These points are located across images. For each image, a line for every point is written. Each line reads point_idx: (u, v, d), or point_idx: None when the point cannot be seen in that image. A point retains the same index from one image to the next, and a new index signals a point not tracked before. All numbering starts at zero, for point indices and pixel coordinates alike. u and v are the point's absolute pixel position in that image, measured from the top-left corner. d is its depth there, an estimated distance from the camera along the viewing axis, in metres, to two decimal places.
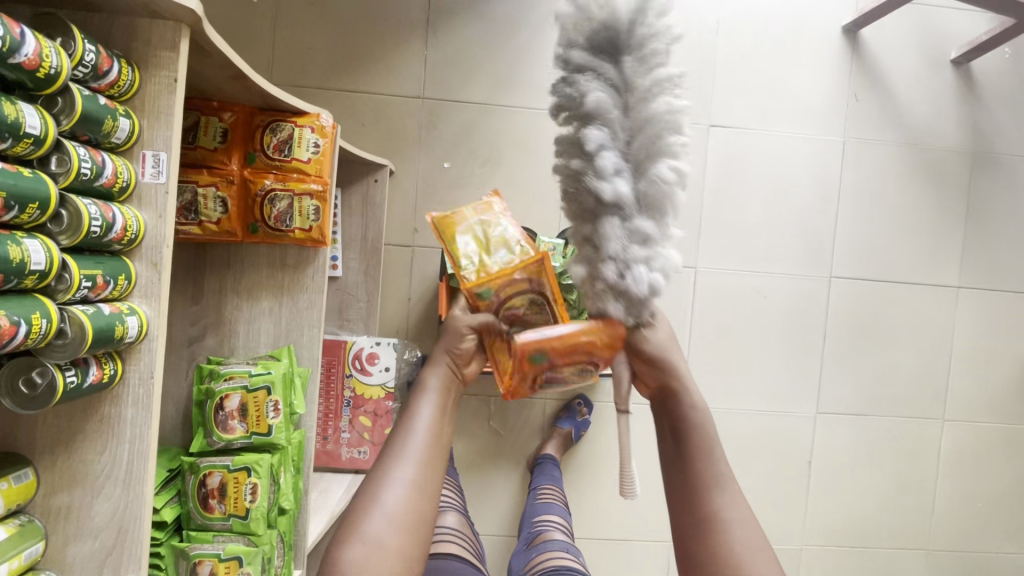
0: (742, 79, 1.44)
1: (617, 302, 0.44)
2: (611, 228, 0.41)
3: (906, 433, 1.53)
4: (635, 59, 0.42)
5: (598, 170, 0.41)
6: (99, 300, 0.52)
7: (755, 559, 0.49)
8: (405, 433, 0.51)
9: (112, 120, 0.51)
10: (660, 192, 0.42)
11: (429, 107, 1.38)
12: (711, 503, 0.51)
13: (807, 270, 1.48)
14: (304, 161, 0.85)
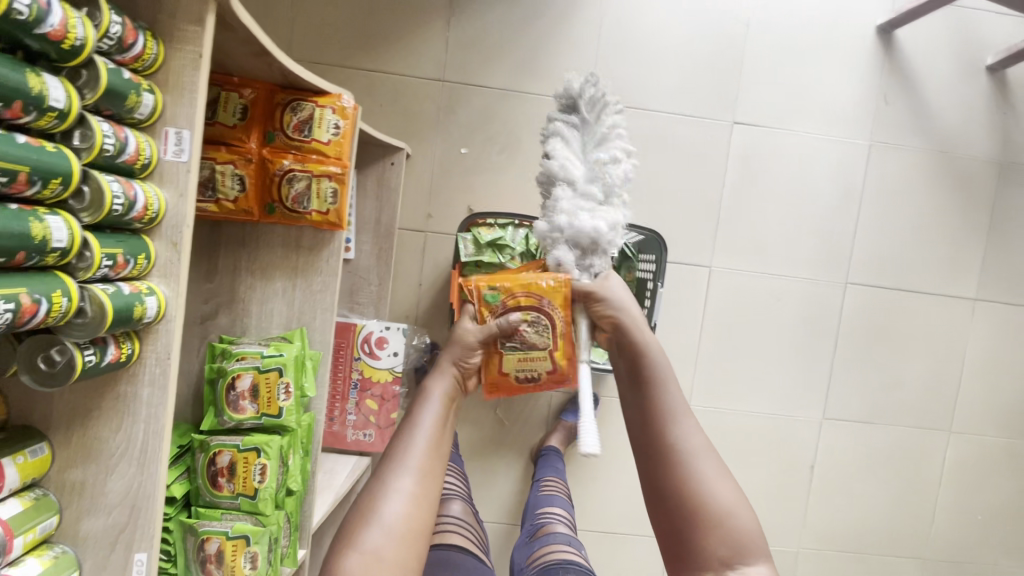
0: (770, 77, 1.41)
1: (567, 249, 0.66)
2: (560, 193, 0.65)
3: (910, 443, 1.53)
4: (588, 104, 0.67)
5: (558, 165, 0.66)
6: (119, 279, 0.51)
7: (712, 475, 0.58)
8: (408, 438, 0.60)
9: (136, 96, 0.50)
10: (602, 173, 0.65)
11: (449, 91, 1.35)
12: (667, 432, 0.61)
13: (823, 275, 1.46)
14: (324, 142, 0.83)
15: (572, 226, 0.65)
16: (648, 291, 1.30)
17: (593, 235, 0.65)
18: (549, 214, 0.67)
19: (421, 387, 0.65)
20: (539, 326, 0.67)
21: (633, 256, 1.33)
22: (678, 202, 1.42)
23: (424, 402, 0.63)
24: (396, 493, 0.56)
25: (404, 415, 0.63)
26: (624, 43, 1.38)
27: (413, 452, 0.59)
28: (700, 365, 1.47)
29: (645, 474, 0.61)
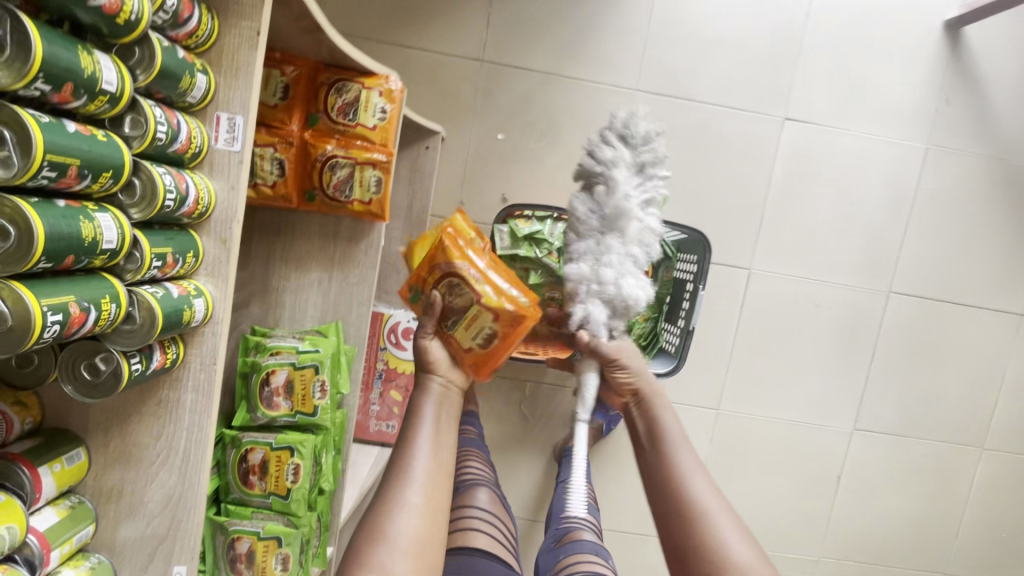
0: (826, 71, 1.33)
1: (599, 307, 0.83)
2: (612, 243, 0.83)
3: (941, 458, 1.49)
4: (644, 155, 0.85)
5: (611, 201, 0.83)
6: (166, 280, 0.47)
7: (734, 540, 0.69)
8: (409, 459, 0.69)
9: (190, 78, 0.45)
10: (644, 232, 0.84)
11: (488, 72, 1.28)
12: (689, 490, 0.73)
13: (865, 282, 1.41)
14: (369, 127, 0.78)
15: (615, 286, 0.83)
16: (687, 294, 1.25)
17: (632, 301, 0.84)
18: (594, 263, 0.83)
19: (416, 404, 0.74)
20: (455, 288, 0.78)
21: (672, 257, 1.28)
22: (720, 200, 1.36)
23: (421, 414, 0.73)
24: (405, 509, 0.65)
25: (403, 432, 0.72)
26: (675, 29, 1.30)
27: (417, 470, 0.68)
28: (732, 369, 1.43)
29: (671, 538, 0.72)
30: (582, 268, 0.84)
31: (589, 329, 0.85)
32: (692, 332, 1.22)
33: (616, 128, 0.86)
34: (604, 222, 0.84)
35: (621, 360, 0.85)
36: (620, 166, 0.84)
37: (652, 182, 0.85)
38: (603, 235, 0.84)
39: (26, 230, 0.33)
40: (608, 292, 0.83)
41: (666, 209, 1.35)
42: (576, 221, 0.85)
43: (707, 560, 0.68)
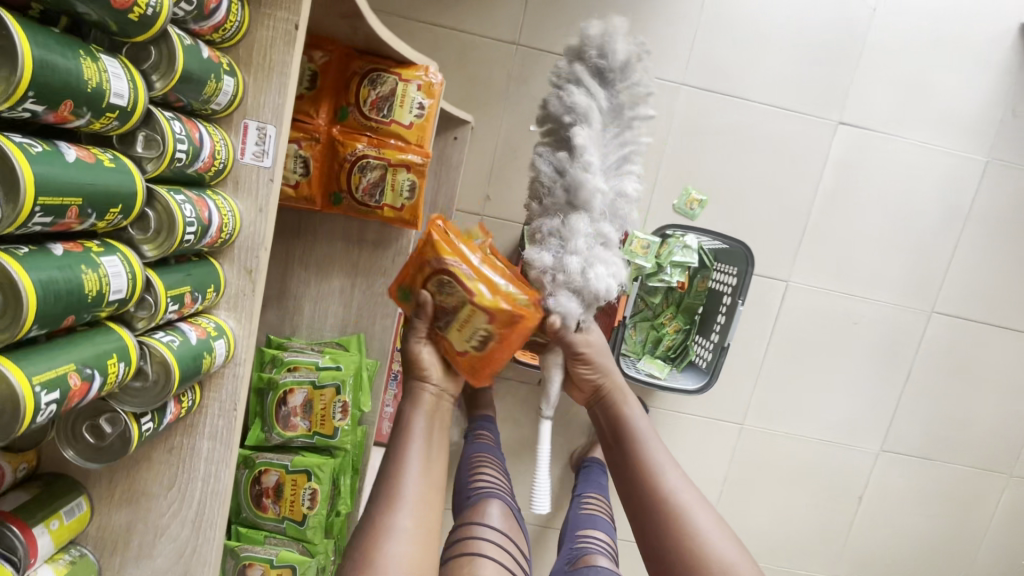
0: (887, 74, 1.24)
1: (570, 299, 0.67)
2: (579, 220, 0.67)
3: (969, 484, 1.44)
4: (621, 98, 0.69)
5: (582, 165, 0.67)
6: (183, 324, 0.47)
7: (712, 532, 0.71)
8: (399, 479, 0.63)
9: (218, 81, 0.47)
10: (619, 201, 0.69)
11: (523, 56, 1.18)
12: (663, 484, 0.74)
13: (906, 300, 1.34)
14: (405, 125, 0.69)
15: (586, 279, 0.67)
16: (724, 307, 1.18)
17: (603, 292, 0.68)
18: (558, 249, 0.67)
19: (403, 425, 0.67)
20: (444, 284, 0.65)
21: (709, 266, 1.21)
22: (763, 206, 1.27)
23: (411, 434, 0.66)
24: (397, 537, 0.60)
25: (389, 450, 0.66)
26: (729, 19, 1.19)
27: (408, 491, 0.63)
28: (760, 384, 1.37)
29: (651, 535, 0.73)
30: (548, 255, 0.67)
31: (562, 314, 0.68)
32: (727, 349, 1.15)
33: (589, 62, 0.69)
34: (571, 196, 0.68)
35: (589, 355, 0.77)
36: (593, 115, 0.68)
37: (626, 137, 0.70)
38: (571, 209, 0.68)
39: (11, 289, 0.31)
40: (577, 284, 0.68)
41: (704, 214, 1.27)
42: (539, 185, 0.70)
43: (688, 560, 0.70)
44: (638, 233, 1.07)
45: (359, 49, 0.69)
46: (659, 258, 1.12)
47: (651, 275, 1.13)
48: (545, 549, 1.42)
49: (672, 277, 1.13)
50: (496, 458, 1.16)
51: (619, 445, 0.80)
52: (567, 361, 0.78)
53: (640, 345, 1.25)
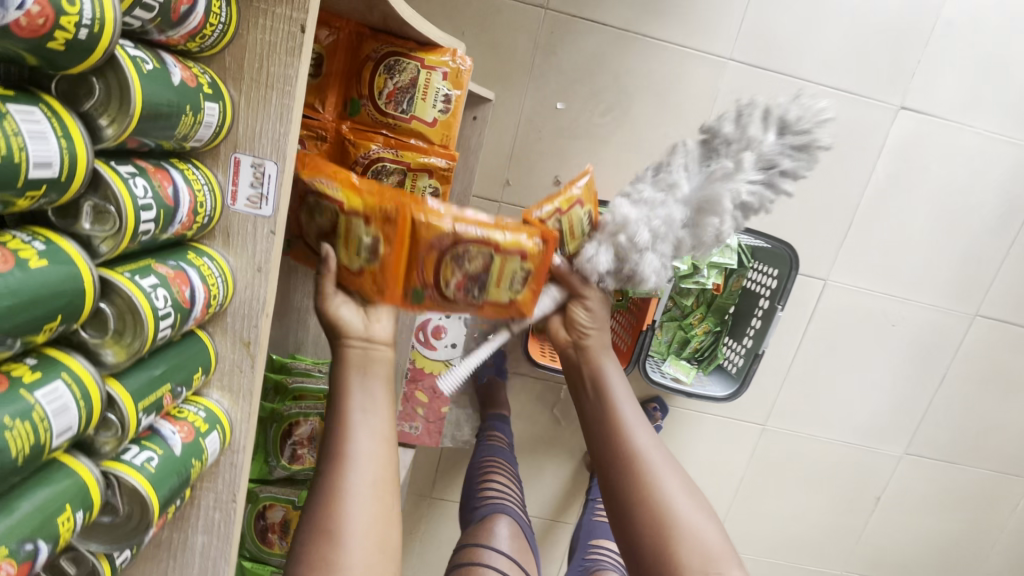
0: (962, 52, 1.10)
1: (608, 254, 0.61)
2: (675, 208, 0.58)
3: (989, 488, 1.40)
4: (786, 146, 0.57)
5: (719, 179, 0.57)
6: (169, 428, 0.49)
7: (683, 500, 0.60)
8: (345, 440, 0.53)
9: (201, 111, 0.45)
10: (710, 231, 0.58)
11: (552, 21, 1.03)
12: (631, 441, 0.63)
13: (951, 303, 1.25)
14: (427, 122, 0.62)
15: (639, 252, 0.59)
16: (760, 310, 1.11)
17: (645, 277, 0.60)
18: (645, 212, 0.58)
19: (339, 383, 0.56)
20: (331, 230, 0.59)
21: (746, 267, 1.12)
22: (807, 198, 1.16)
23: (348, 394, 0.55)
24: (353, 491, 0.51)
25: (332, 406, 0.55)
26: None
27: (357, 448, 0.53)
28: (786, 386, 1.30)
29: (614, 502, 0.62)
30: (625, 210, 0.59)
31: (585, 268, 0.63)
32: (761, 356, 1.09)
33: (775, 106, 0.59)
34: (692, 197, 0.58)
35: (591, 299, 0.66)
36: (763, 147, 0.57)
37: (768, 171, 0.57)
38: (678, 201, 0.59)
39: None
40: (627, 253, 0.59)
41: None
42: (664, 168, 0.61)
43: (658, 532, 0.59)
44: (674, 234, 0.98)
45: (384, 32, 0.62)
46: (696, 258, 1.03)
47: (685, 277, 1.03)
48: (554, 542, 1.41)
49: (708, 279, 1.04)
50: (508, 464, 1.13)
51: (595, 404, 0.67)
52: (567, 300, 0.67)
53: (665, 346, 1.18)
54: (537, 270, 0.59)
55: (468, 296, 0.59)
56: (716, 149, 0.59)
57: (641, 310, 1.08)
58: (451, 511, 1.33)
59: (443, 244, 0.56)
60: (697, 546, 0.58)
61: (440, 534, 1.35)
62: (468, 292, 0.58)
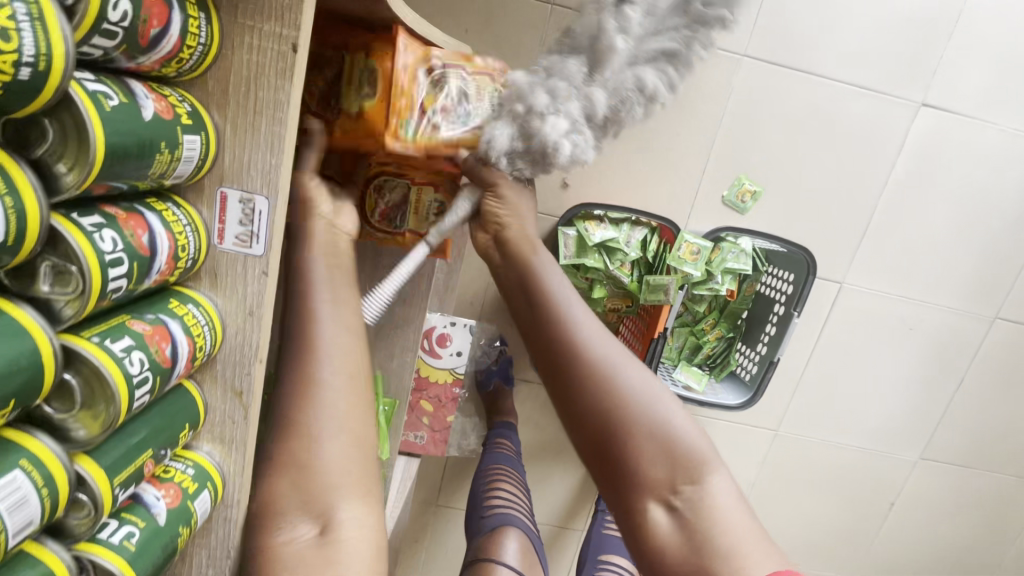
0: (985, 47, 1.06)
1: (506, 124, 0.64)
2: (577, 71, 0.65)
3: (1007, 492, 1.37)
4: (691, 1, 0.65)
5: (624, 32, 0.64)
6: (155, 489, 0.49)
7: (645, 395, 0.61)
8: (311, 332, 0.52)
9: (179, 147, 0.43)
10: (622, 98, 0.66)
11: (558, 18, 0.98)
12: (583, 345, 0.63)
13: (971, 306, 1.22)
14: None
15: (538, 116, 0.63)
16: (775, 315, 1.09)
17: (547, 142, 0.64)
18: (543, 80, 0.65)
19: (299, 281, 0.54)
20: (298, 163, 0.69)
21: (760, 270, 1.10)
22: (822, 199, 1.12)
23: (311, 292, 0.54)
24: (321, 387, 0.51)
25: (290, 299, 0.54)
26: None
27: (323, 345, 0.52)
28: (800, 390, 1.27)
29: (574, 408, 0.62)
30: (520, 79, 0.65)
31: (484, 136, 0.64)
32: (775, 364, 1.08)
33: None
34: (593, 60, 0.65)
35: (501, 187, 0.69)
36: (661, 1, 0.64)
37: (680, 30, 0.65)
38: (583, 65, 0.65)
39: None
40: (529, 122, 0.64)
41: (758, 210, 1.11)
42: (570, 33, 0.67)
43: (622, 429, 0.60)
44: (688, 238, 1.02)
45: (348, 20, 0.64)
46: (711, 265, 1.05)
47: (700, 283, 1.05)
48: (562, 548, 1.39)
49: (723, 285, 1.06)
50: (514, 470, 1.11)
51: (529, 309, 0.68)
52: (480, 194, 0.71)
53: (677, 352, 1.15)
54: (404, 85, 0.61)
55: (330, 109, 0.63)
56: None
57: (653, 316, 1.05)
58: (457, 519, 1.31)
59: (336, 63, 0.63)
60: (662, 436, 0.60)
61: (446, 542, 1.33)
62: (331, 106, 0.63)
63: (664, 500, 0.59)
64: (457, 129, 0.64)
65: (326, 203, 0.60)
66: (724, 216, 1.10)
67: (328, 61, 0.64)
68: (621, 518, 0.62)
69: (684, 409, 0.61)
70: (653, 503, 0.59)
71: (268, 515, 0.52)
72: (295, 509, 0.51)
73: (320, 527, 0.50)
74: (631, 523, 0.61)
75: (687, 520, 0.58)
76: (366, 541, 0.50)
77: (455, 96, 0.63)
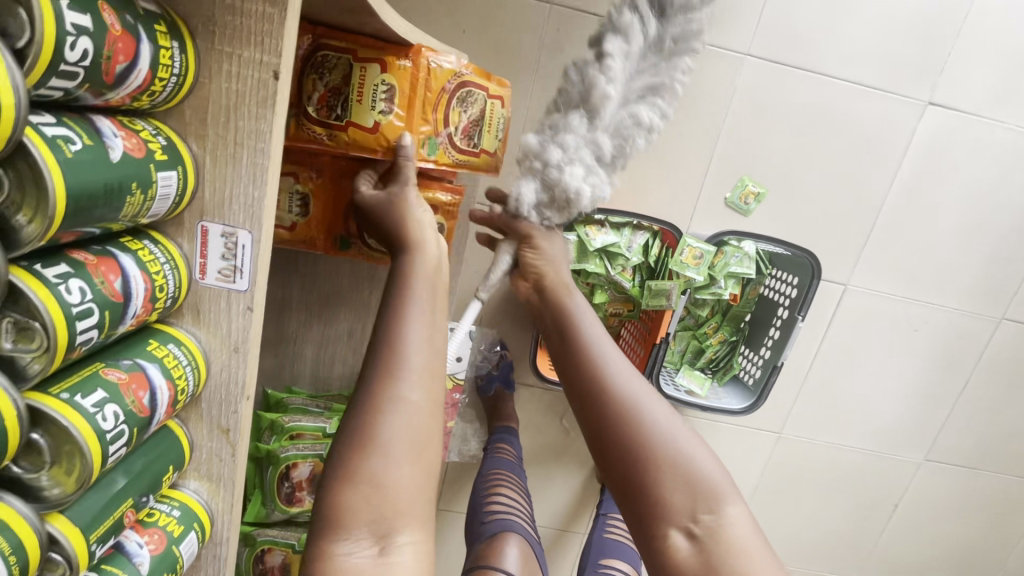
0: (995, 44, 1.03)
1: (534, 184, 0.76)
2: (577, 121, 0.73)
3: (1012, 493, 1.36)
4: (667, 32, 0.72)
5: (606, 74, 0.71)
6: (142, 536, 0.54)
7: (666, 429, 0.61)
8: (400, 345, 0.52)
9: (153, 185, 0.45)
10: (625, 137, 0.75)
11: (558, 17, 0.96)
12: (607, 376, 0.65)
13: (977, 307, 1.20)
14: (491, 151, 0.74)
15: (556, 173, 0.74)
16: (778, 319, 1.07)
17: (573, 194, 0.74)
18: (548, 138, 0.74)
19: (397, 298, 0.55)
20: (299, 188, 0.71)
21: (764, 274, 1.09)
22: (827, 200, 1.11)
23: (407, 308, 0.54)
24: (400, 405, 0.49)
25: (385, 310, 0.54)
26: None
27: (413, 359, 0.52)
28: (804, 393, 1.26)
29: (597, 435, 0.63)
30: (531, 142, 0.75)
31: (514, 198, 0.78)
32: (779, 367, 1.06)
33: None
34: (586, 105, 0.73)
35: (535, 238, 0.79)
36: (634, 43, 0.71)
37: (661, 70, 0.74)
38: (579, 113, 0.73)
39: None
40: (552, 179, 0.74)
41: (761, 212, 1.10)
42: (576, 81, 0.74)
43: (639, 456, 0.60)
44: (691, 241, 1.00)
45: (325, 26, 0.65)
46: (713, 270, 1.03)
47: (703, 287, 1.03)
48: (564, 552, 1.38)
49: (725, 289, 1.04)
50: (514, 476, 1.09)
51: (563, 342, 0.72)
52: (516, 247, 0.80)
53: (679, 356, 1.14)
54: (434, 103, 0.66)
55: (332, 114, 0.65)
56: (604, 55, 0.71)
57: (655, 321, 1.03)
58: (458, 523, 1.30)
59: (341, 69, 0.65)
60: (682, 469, 0.59)
61: (447, 546, 1.33)
62: (332, 111, 0.65)
63: (683, 526, 0.58)
64: (471, 151, 0.71)
65: (431, 237, 0.62)
66: (728, 219, 1.09)
67: (332, 66, 0.65)
68: (641, 545, 0.61)
69: (699, 440, 0.61)
70: (672, 528, 0.58)
71: (321, 533, 0.47)
72: (356, 525, 0.46)
73: (379, 547, 0.46)
74: (649, 547, 0.59)
75: (705, 546, 0.56)
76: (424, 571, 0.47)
77: (474, 118, 0.70)
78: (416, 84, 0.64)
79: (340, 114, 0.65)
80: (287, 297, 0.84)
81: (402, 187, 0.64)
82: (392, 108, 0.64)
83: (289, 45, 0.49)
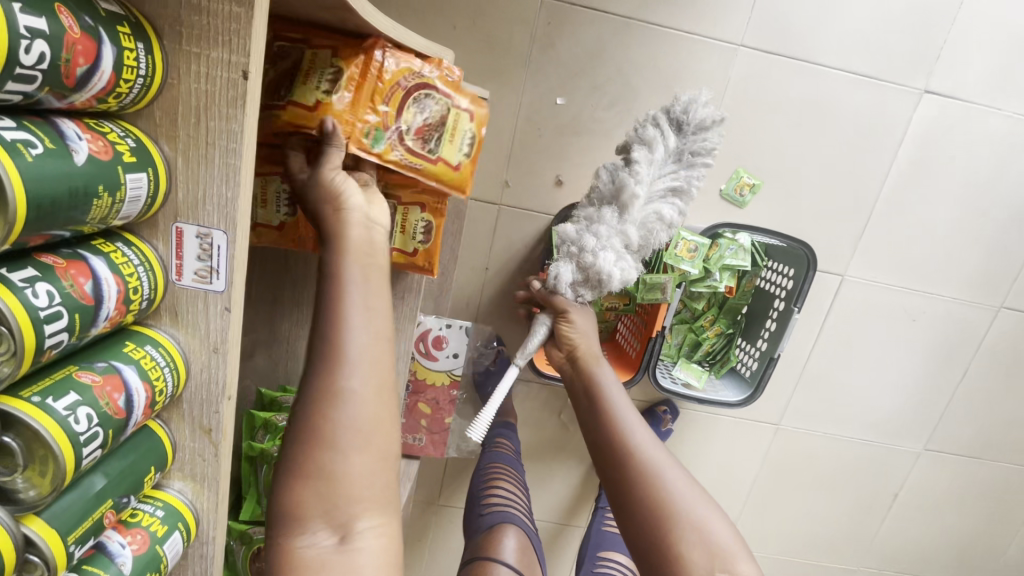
0: (992, 30, 1.02)
1: (570, 268, 0.85)
2: (609, 215, 0.84)
3: (1012, 482, 1.36)
4: (685, 140, 0.85)
5: (633, 175, 0.83)
6: (123, 536, 0.54)
7: (685, 491, 0.65)
8: (337, 337, 0.50)
9: (122, 187, 0.45)
10: (651, 229, 0.84)
11: (550, 10, 0.96)
12: (631, 438, 0.70)
13: (975, 297, 1.20)
14: (452, 166, 0.68)
15: (591, 259, 0.82)
16: (775, 311, 1.07)
17: (605, 277, 0.82)
18: (584, 227, 0.85)
19: (329, 285, 0.52)
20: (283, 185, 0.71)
21: (760, 266, 1.08)
22: (823, 190, 1.10)
23: (343, 290, 0.52)
24: (348, 400, 0.48)
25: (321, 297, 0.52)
26: None
27: (353, 350, 0.50)
28: (802, 384, 1.25)
29: (620, 496, 0.67)
30: (569, 230, 0.85)
31: (554, 281, 0.86)
32: (775, 359, 1.06)
33: (677, 113, 0.86)
34: (618, 202, 0.84)
35: (571, 314, 0.87)
36: (660, 151, 0.84)
37: (683, 175, 0.85)
38: (611, 209, 0.84)
39: None
40: (586, 262, 0.83)
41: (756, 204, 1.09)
42: (608, 181, 0.86)
43: (657, 514, 0.63)
44: (685, 235, 0.98)
45: (311, 25, 0.65)
46: (707, 263, 1.01)
47: (698, 280, 1.03)
48: (564, 545, 1.39)
49: (720, 282, 1.03)
50: (513, 470, 1.10)
51: (589, 405, 0.79)
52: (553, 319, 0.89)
53: (676, 349, 1.14)
54: (384, 94, 0.64)
55: (279, 97, 0.64)
56: (632, 161, 0.84)
57: (651, 314, 1.03)
58: (457, 519, 1.31)
59: (294, 57, 0.65)
60: (700, 529, 0.62)
61: (447, 540, 1.34)
62: (280, 95, 0.64)
63: None
64: (424, 156, 0.66)
65: (359, 215, 0.57)
66: (723, 211, 1.10)
67: (287, 57, 0.65)
68: None
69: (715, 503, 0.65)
70: None
71: (283, 525, 0.48)
72: (314, 518, 0.48)
73: (339, 535, 0.48)
74: None
75: None
76: (386, 555, 0.49)
77: (432, 123, 0.66)
78: (366, 73, 0.63)
79: (284, 97, 0.64)
80: (280, 297, 0.84)
81: (321, 169, 0.59)
82: (335, 87, 0.62)
83: (258, 45, 0.49)
